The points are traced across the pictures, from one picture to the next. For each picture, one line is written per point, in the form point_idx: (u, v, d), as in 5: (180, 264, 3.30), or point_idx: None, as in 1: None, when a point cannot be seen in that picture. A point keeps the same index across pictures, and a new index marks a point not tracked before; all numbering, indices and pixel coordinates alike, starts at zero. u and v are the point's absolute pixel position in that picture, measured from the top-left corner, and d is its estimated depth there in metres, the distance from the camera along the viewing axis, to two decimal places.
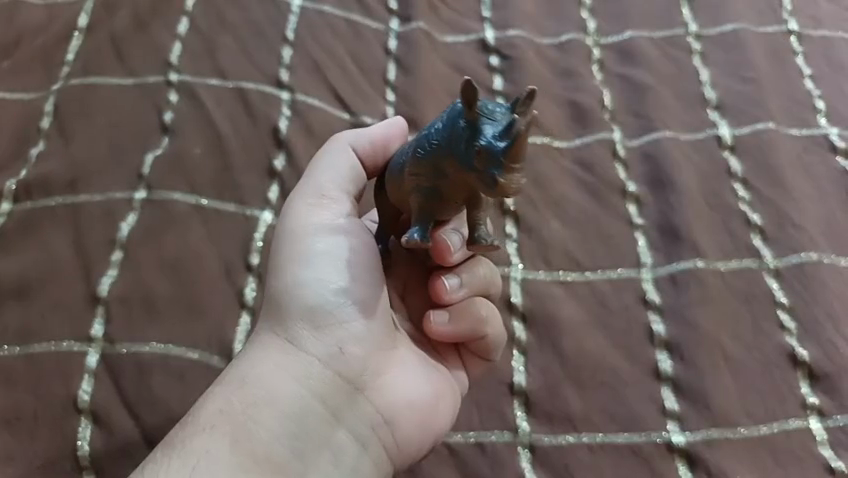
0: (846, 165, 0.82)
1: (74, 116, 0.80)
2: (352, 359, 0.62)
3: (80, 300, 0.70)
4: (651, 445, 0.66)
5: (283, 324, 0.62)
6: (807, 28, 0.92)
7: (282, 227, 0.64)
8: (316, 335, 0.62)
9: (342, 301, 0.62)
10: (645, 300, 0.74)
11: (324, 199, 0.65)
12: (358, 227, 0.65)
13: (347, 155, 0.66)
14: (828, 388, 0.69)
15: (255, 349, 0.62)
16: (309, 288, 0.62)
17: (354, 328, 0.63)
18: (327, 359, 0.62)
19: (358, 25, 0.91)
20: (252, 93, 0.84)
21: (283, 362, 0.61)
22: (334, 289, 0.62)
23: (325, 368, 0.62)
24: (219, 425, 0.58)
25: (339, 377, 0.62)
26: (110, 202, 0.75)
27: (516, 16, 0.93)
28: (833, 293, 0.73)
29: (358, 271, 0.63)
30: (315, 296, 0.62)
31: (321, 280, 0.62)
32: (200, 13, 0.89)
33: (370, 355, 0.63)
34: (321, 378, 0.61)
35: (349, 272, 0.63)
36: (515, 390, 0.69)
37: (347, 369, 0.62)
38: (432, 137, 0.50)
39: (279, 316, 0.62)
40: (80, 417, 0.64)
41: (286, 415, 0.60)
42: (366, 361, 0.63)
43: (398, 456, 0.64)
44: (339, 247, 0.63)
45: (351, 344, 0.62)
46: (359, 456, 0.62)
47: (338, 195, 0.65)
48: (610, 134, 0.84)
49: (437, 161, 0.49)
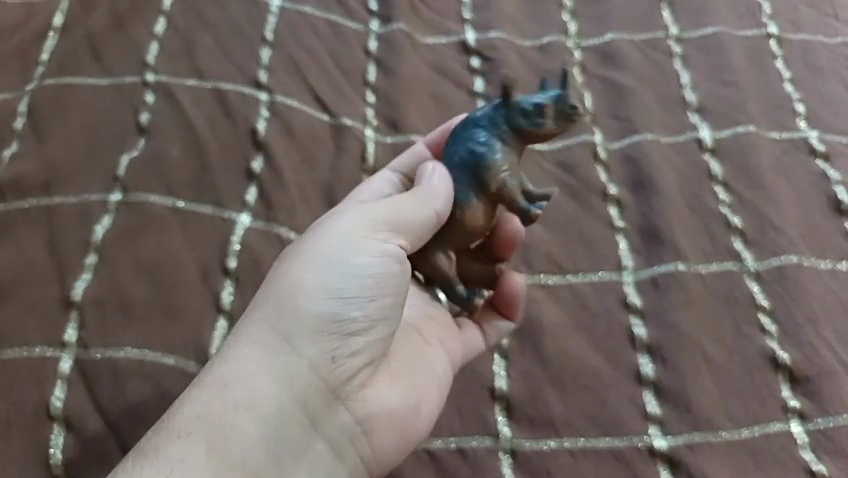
0: (826, 168, 0.82)
1: (49, 116, 0.79)
2: (343, 369, 0.61)
3: (54, 303, 0.68)
4: (633, 449, 0.66)
5: (285, 321, 0.61)
6: (787, 32, 0.93)
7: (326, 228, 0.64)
8: (315, 342, 0.61)
9: (354, 315, 0.61)
10: (626, 304, 0.73)
11: (385, 224, 0.62)
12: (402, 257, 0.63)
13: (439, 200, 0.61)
14: (809, 393, 0.69)
15: (247, 346, 0.61)
16: (324, 293, 0.61)
17: (355, 343, 0.62)
18: (317, 366, 0.61)
19: (339, 26, 0.91)
20: (230, 93, 0.83)
21: (274, 362, 0.60)
22: (348, 301, 0.61)
23: (314, 374, 0.60)
24: (195, 432, 0.57)
25: (325, 384, 0.61)
26: (85, 204, 0.74)
27: (497, 18, 0.93)
28: (812, 295, 0.73)
29: (378, 290, 0.62)
30: (328, 304, 0.61)
31: (338, 288, 0.61)
32: (177, 12, 0.88)
33: (361, 367, 0.63)
34: (308, 385, 0.60)
35: (371, 292, 0.62)
36: (496, 395, 0.68)
37: (334, 377, 0.61)
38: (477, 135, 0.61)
39: (284, 312, 0.61)
40: (53, 424, 0.63)
41: (266, 420, 0.58)
42: (356, 372, 0.62)
43: (377, 465, 0.63)
44: (376, 267, 0.62)
45: (346, 355, 0.61)
46: (334, 467, 0.61)
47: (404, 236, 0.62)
48: (590, 137, 0.84)
49: (503, 150, 0.60)
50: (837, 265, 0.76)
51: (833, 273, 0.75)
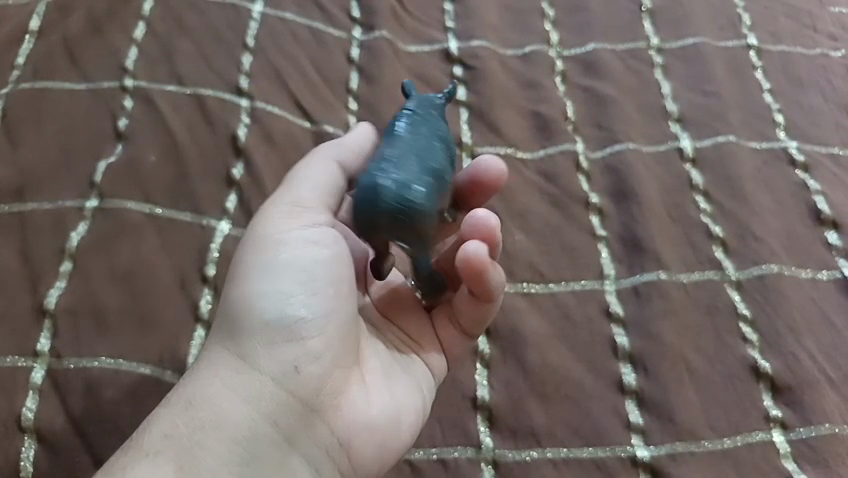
0: (805, 178, 0.82)
1: (24, 121, 0.77)
2: (305, 378, 0.59)
3: (27, 313, 0.67)
4: (616, 460, 0.65)
5: (235, 338, 0.60)
6: (767, 43, 0.94)
7: (255, 232, 0.63)
8: (270, 352, 0.60)
9: (302, 314, 0.60)
10: (608, 313, 0.73)
11: (300, 205, 0.63)
12: (335, 237, 0.63)
13: (332, 171, 0.65)
14: (791, 402, 0.69)
15: (207, 364, 0.60)
16: (266, 301, 0.60)
17: (310, 344, 0.60)
18: (280, 378, 0.59)
19: (321, 33, 0.90)
20: (210, 100, 0.82)
21: (232, 379, 0.59)
22: (293, 302, 0.60)
23: (279, 388, 0.59)
24: (163, 450, 0.56)
25: (294, 399, 0.59)
26: (60, 211, 0.72)
27: (480, 27, 0.93)
28: (794, 305, 0.73)
29: (320, 282, 0.61)
30: (274, 311, 0.60)
31: (279, 293, 0.61)
32: (157, 17, 0.87)
33: (328, 374, 0.60)
34: (273, 400, 0.59)
35: (311, 287, 0.61)
36: (478, 404, 0.68)
37: (301, 389, 0.59)
38: (438, 129, 0.59)
39: (234, 328, 0.61)
40: (24, 436, 0.62)
41: (234, 439, 0.57)
42: (324, 380, 0.60)
43: None
44: (307, 257, 0.62)
45: (306, 362, 0.60)
46: None
47: (314, 205, 0.64)
48: (573, 146, 0.84)
49: None
50: (817, 274, 0.76)
51: (812, 282, 0.76)
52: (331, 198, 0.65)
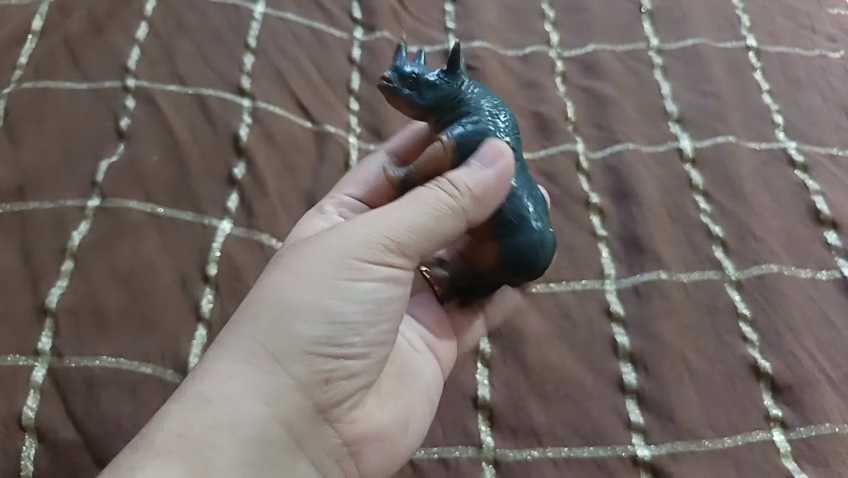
0: (804, 179, 0.83)
1: (26, 120, 0.77)
2: (335, 394, 0.57)
3: (28, 312, 0.67)
4: (616, 459, 0.65)
5: (276, 340, 0.54)
6: (765, 44, 0.94)
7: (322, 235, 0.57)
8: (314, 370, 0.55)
9: (355, 342, 0.56)
10: (608, 312, 0.73)
11: (394, 238, 0.56)
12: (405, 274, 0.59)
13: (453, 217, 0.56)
14: (791, 401, 0.69)
15: (228, 358, 0.55)
16: (326, 318, 0.55)
17: (352, 366, 0.57)
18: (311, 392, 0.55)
19: (322, 33, 0.90)
20: (211, 100, 0.82)
21: (255, 380, 0.54)
22: (351, 329, 0.56)
23: (306, 400, 0.55)
24: (172, 450, 0.51)
25: (314, 408, 0.56)
26: (61, 211, 0.72)
27: (480, 28, 0.93)
28: (794, 304, 0.74)
29: (379, 312, 0.57)
30: (330, 330, 0.55)
31: (341, 314, 0.55)
32: (158, 17, 0.87)
33: (353, 391, 0.58)
34: (296, 408, 0.55)
35: (373, 317, 0.57)
36: (479, 404, 0.68)
37: (326, 401, 0.56)
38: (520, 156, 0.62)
39: (275, 331, 0.55)
40: (24, 435, 0.61)
41: (248, 443, 0.53)
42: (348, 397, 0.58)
43: None
44: (378, 289, 0.57)
45: (341, 380, 0.57)
46: None
47: (406, 239, 0.56)
48: (573, 146, 0.84)
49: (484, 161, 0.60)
50: (816, 274, 0.76)
51: (812, 281, 0.76)
52: (429, 236, 0.57)
